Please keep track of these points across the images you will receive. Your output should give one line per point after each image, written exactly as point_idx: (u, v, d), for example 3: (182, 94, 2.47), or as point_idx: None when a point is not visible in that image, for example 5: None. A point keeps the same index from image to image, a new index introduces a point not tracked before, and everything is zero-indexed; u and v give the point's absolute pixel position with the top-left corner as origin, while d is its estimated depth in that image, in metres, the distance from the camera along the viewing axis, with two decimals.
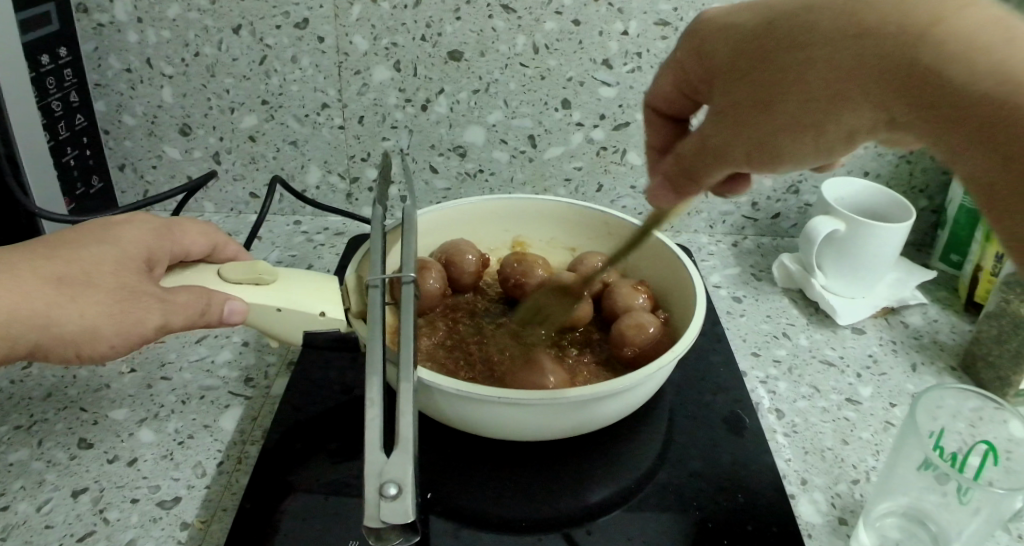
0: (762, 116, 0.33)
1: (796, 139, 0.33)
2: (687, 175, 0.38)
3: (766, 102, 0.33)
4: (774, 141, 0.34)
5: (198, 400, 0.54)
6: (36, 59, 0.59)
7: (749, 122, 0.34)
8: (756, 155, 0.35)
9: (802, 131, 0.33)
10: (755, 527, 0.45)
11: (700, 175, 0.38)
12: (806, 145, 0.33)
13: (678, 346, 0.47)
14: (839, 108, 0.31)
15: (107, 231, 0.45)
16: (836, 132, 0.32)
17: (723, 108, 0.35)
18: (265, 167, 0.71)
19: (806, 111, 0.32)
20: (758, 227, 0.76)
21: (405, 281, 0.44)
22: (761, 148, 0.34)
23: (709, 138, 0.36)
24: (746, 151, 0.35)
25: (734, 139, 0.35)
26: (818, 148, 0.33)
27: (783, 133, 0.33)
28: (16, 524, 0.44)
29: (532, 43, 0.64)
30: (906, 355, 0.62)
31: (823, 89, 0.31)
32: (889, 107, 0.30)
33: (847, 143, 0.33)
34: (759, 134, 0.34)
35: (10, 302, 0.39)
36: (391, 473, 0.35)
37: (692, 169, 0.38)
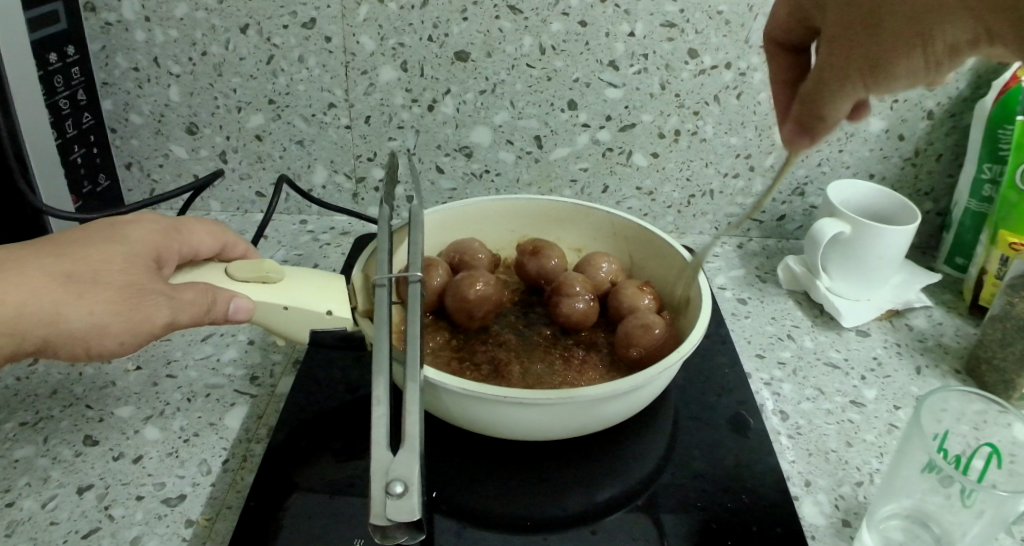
0: (871, 37, 0.32)
1: (907, 55, 0.31)
2: (814, 114, 0.35)
3: (871, 22, 0.32)
4: (887, 58, 0.32)
5: (204, 398, 0.54)
6: (44, 57, 0.59)
7: (859, 39, 0.32)
8: (869, 76, 0.32)
9: (909, 50, 0.31)
10: (759, 529, 0.45)
11: (824, 109, 0.35)
12: (915, 62, 0.31)
13: (683, 346, 0.47)
14: (944, 21, 0.30)
15: (118, 228, 0.45)
16: (944, 45, 0.31)
17: (832, 30, 0.33)
18: (271, 166, 0.72)
19: (913, 25, 0.31)
20: (763, 229, 0.76)
21: (412, 280, 0.45)
22: (875, 67, 0.32)
23: (823, 69, 0.34)
24: (861, 75, 0.33)
25: (846, 59, 0.33)
26: (927, 67, 0.32)
27: (895, 48, 0.31)
28: (22, 521, 0.45)
29: (538, 44, 0.64)
30: (910, 358, 0.62)
31: (929, 1, 0.30)
32: (991, 14, 0.29)
33: (952, 59, 0.31)
34: (869, 56, 0.32)
35: (18, 298, 0.39)
36: (397, 470, 0.35)
37: (813, 102, 0.35)
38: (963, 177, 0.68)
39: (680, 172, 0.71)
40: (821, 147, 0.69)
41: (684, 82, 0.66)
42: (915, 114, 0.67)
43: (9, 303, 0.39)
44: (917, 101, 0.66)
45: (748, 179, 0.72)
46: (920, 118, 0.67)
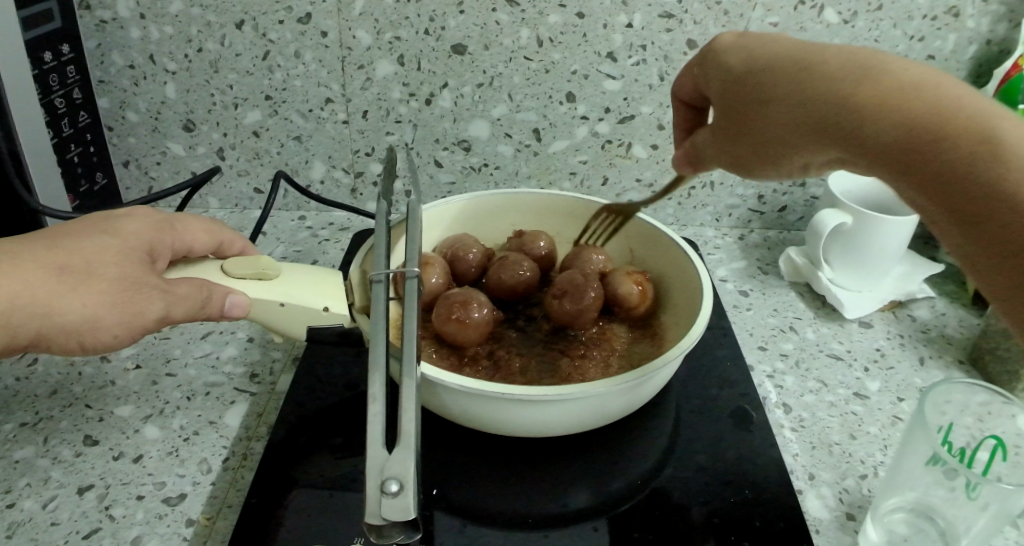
0: (737, 140, 0.41)
1: (764, 166, 0.41)
2: (698, 160, 0.46)
3: (746, 131, 0.41)
4: (746, 163, 0.42)
5: (204, 396, 0.54)
6: (39, 56, 0.58)
7: (736, 141, 0.42)
8: (737, 167, 0.43)
9: (765, 164, 0.41)
10: (762, 523, 0.44)
11: (703, 165, 0.46)
12: (770, 171, 0.41)
13: (686, 340, 0.47)
14: (791, 150, 0.39)
15: (112, 222, 0.45)
16: (796, 163, 0.40)
17: (716, 131, 0.43)
18: (269, 162, 0.71)
19: (766, 149, 0.40)
20: (764, 220, 0.75)
21: (409, 276, 0.44)
22: (740, 165, 0.42)
23: (706, 149, 0.44)
24: (731, 164, 0.43)
25: (723, 153, 0.43)
26: (784, 171, 0.41)
27: (753, 157, 0.41)
28: (22, 522, 0.44)
29: (536, 36, 0.63)
30: (914, 350, 0.61)
31: (777, 137, 0.39)
32: (831, 154, 0.37)
33: (808, 170, 0.40)
34: (736, 153, 0.42)
35: (11, 291, 0.39)
36: (392, 469, 0.34)
37: (701, 157, 0.45)
38: None
39: None
40: None
41: None
42: None
43: (2, 296, 0.39)
44: None
45: None
46: None
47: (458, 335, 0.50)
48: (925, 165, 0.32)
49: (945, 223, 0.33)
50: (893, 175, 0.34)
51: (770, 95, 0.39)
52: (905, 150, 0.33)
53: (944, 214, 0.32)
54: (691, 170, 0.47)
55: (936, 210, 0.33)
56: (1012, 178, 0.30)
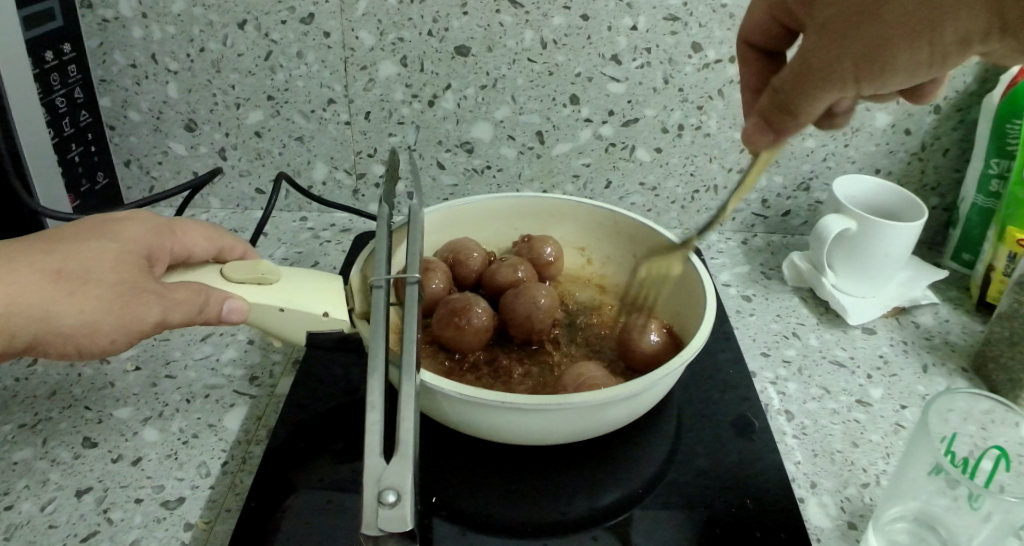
0: (874, 21, 0.32)
1: (908, 47, 0.33)
2: (789, 111, 0.36)
3: (867, 18, 0.33)
4: (891, 42, 0.33)
5: (203, 399, 0.54)
6: (40, 54, 0.58)
7: (856, 31, 0.33)
8: (866, 67, 0.33)
9: (911, 41, 0.32)
10: (763, 533, 0.44)
11: (799, 111, 0.36)
12: (920, 46, 0.32)
13: (687, 350, 0.46)
14: (946, 15, 0.31)
15: (110, 226, 0.45)
16: (951, 38, 0.32)
17: (822, 24, 0.34)
18: (270, 163, 0.71)
19: (913, 20, 0.32)
20: (767, 225, 0.75)
21: (410, 282, 0.44)
22: (874, 56, 0.33)
23: (811, 58, 0.34)
24: (858, 62, 0.33)
25: (839, 47, 0.33)
26: (930, 57, 0.33)
27: (896, 37, 0.32)
28: (21, 524, 0.44)
29: (540, 38, 0.63)
30: (917, 357, 0.61)
31: (922, 4, 0.32)
32: (981, 21, 0.31)
33: (960, 51, 0.33)
34: (874, 38, 0.33)
35: (9, 295, 0.39)
36: (390, 479, 0.34)
37: (791, 95, 0.35)
38: (970, 172, 0.67)
39: (683, 168, 0.70)
40: (827, 142, 0.68)
41: (688, 77, 0.65)
42: (922, 108, 0.66)
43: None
44: None
45: None
46: (927, 112, 0.66)
47: (456, 340, 0.50)
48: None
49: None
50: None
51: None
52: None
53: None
54: (772, 140, 0.37)
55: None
56: None
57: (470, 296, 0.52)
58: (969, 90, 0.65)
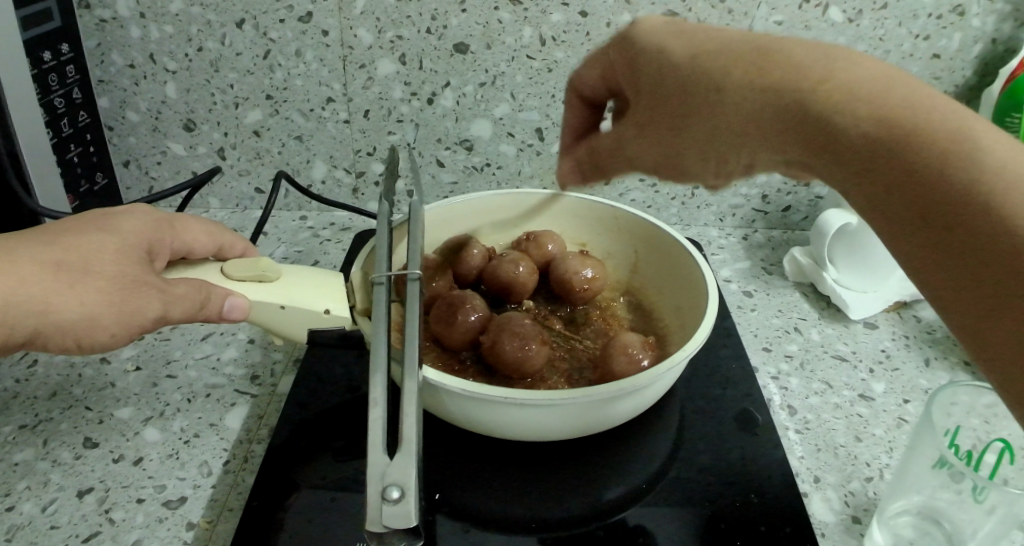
0: (671, 135, 0.40)
1: (699, 164, 0.40)
2: (600, 173, 0.47)
3: (689, 119, 0.39)
4: (682, 164, 0.41)
5: (204, 398, 0.54)
6: (38, 55, 0.58)
7: (672, 132, 0.40)
8: (663, 170, 0.43)
9: (700, 159, 0.40)
10: (768, 528, 0.44)
11: (604, 170, 0.46)
12: (706, 167, 0.41)
13: (691, 345, 0.46)
14: (739, 145, 0.38)
15: (110, 219, 0.44)
16: (738, 162, 0.39)
17: (642, 122, 0.41)
18: (270, 162, 0.71)
19: (711, 145, 0.39)
20: (768, 221, 0.75)
21: (411, 278, 0.44)
22: (668, 162, 0.42)
23: (619, 146, 0.43)
24: (655, 163, 0.42)
25: (660, 144, 0.41)
26: (718, 173, 0.41)
27: (692, 149, 0.40)
28: (22, 525, 0.44)
29: (538, 35, 0.63)
30: (919, 351, 0.61)
31: (726, 132, 0.38)
32: (786, 151, 0.37)
33: (745, 169, 0.40)
34: (668, 152, 0.41)
35: (6, 287, 0.39)
36: (394, 474, 0.34)
37: (607, 160, 0.45)
38: None
39: None
40: None
41: None
42: None
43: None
44: None
45: None
46: None
47: (458, 337, 0.50)
48: (905, 166, 0.32)
49: (900, 229, 0.33)
50: (865, 183, 0.34)
51: (722, 90, 0.37)
52: (887, 143, 0.32)
53: (917, 229, 0.32)
54: (580, 182, 0.49)
55: (934, 239, 0.31)
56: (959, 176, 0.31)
57: (472, 293, 0.52)
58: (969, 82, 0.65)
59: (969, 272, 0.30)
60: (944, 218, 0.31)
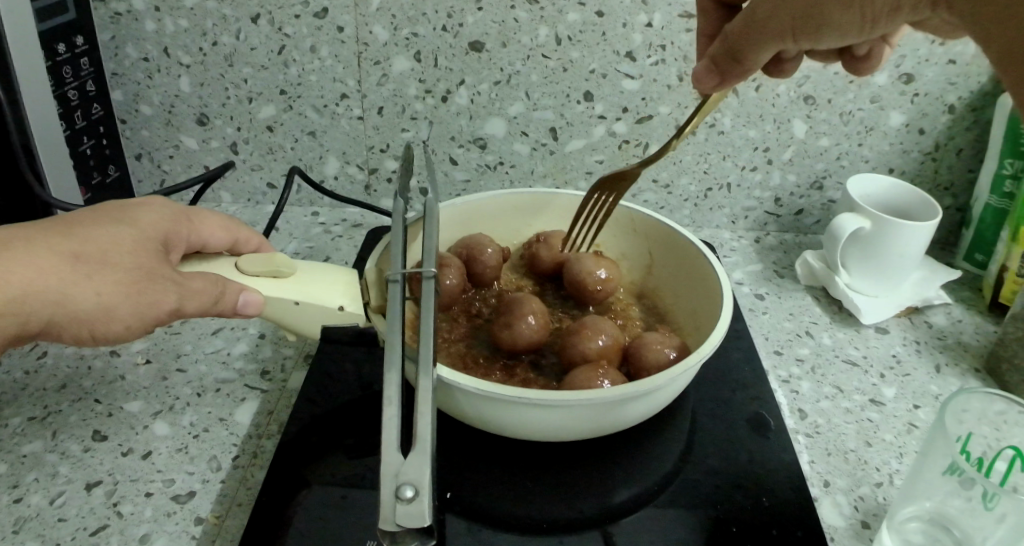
0: None
1: (840, 8, 0.38)
2: (735, 58, 0.45)
3: None
4: (819, 14, 0.39)
5: (214, 393, 0.54)
6: (53, 47, 0.58)
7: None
8: (798, 34, 0.41)
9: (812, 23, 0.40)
10: (779, 532, 0.44)
11: (744, 58, 0.44)
12: (841, 26, 0.40)
13: (705, 347, 0.46)
14: None
15: (126, 211, 0.45)
16: (882, 5, 0.38)
17: None
18: (282, 157, 0.71)
19: None
20: (780, 224, 0.75)
21: (426, 276, 0.44)
22: (807, 20, 0.40)
23: (756, 10, 0.42)
24: (789, 31, 0.41)
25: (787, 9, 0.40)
26: (864, 18, 0.38)
27: (833, 1, 0.38)
28: (30, 517, 0.44)
29: (554, 34, 0.63)
30: (930, 357, 0.61)
31: None
32: None
33: (893, 13, 0.38)
34: (804, 8, 0.39)
35: (23, 276, 0.38)
36: (407, 474, 0.34)
37: (739, 45, 0.44)
38: (984, 173, 0.67)
39: (697, 165, 0.70)
40: (841, 141, 0.68)
41: None
42: (937, 108, 0.66)
43: (13, 281, 0.38)
44: (940, 94, 0.65)
45: (767, 172, 0.71)
46: (942, 111, 0.66)
47: None
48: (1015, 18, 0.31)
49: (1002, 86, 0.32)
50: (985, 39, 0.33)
51: None
52: None
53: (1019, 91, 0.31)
54: (717, 84, 0.47)
55: None
56: None
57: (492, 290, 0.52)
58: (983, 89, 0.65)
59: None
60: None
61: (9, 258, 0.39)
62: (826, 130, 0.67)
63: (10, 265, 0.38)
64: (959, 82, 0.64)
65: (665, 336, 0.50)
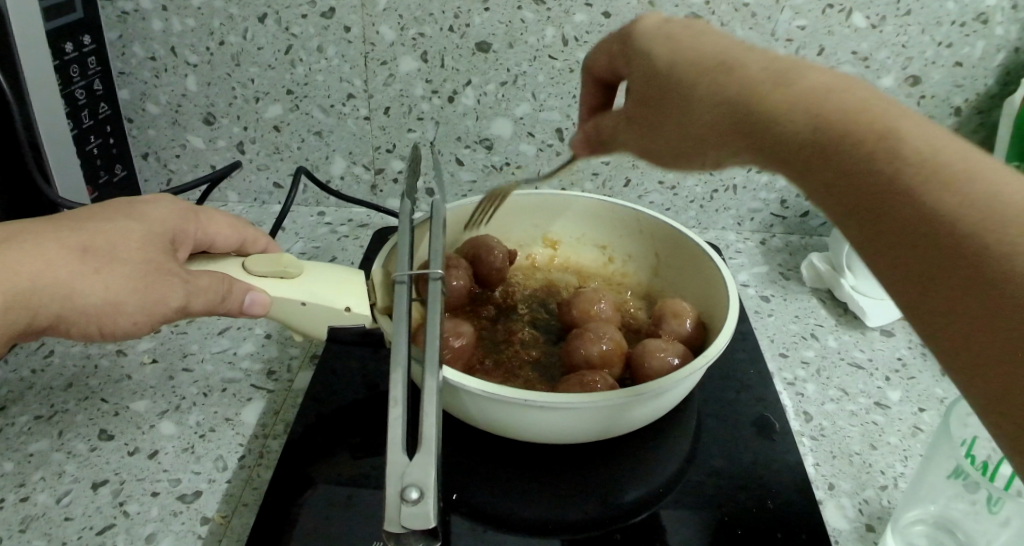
0: (656, 128, 0.38)
1: (677, 158, 0.38)
2: (603, 143, 0.43)
3: (658, 116, 0.38)
4: (658, 154, 0.39)
5: (220, 392, 0.54)
6: (60, 46, 0.58)
7: (645, 129, 0.39)
8: (645, 159, 0.40)
9: (676, 160, 0.38)
10: (784, 535, 0.44)
11: (608, 145, 0.43)
12: (681, 164, 0.38)
13: (710, 350, 0.46)
14: (708, 143, 0.35)
15: (134, 207, 0.45)
16: (707, 158, 0.36)
17: (628, 114, 0.40)
18: (289, 157, 0.71)
19: (681, 140, 0.37)
20: (786, 225, 0.75)
21: (433, 278, 0.44)
22: (648, 156, 0.40)
23: (614, 130, 0.42)
24: (639, 151, 0.41)
25: (645, 140, 0.39)
26: (698, 167, 0.38)
27: (665, 150, 0.38)
28: (36, 516, 0.44)
29: (561, 35, 0.63)
30: (935, 359, 0.61)
31: (694, 129, 0.36)
32: (749, 155, 0.34)
33: (720, 168, 0.37)
34: (647, 142, 0.39)
35: (33, 270, 0.39)
36: (413, 475, 0.34)
37: (605, 138, 0.43)
38: None
39: None
40: None
41: None
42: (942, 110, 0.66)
43: (21, 277, 0.38)
44: (946, 96, 0.65)
45: (772, 174, 0.71)
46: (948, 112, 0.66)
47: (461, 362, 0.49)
48: (846, 168, 0.29)
49: (888, 269, 0.28)
50: (818, 183, 0.31)
51: (694, 85, 0.35)
52: (838, 146, 0.30)
53: (904, 280, 0.28)
54: (588, 154, 0.45)
55: (927, 275, 0.27)
56: (962, 230, 0.26)
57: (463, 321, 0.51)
58: (990, 92, 0.65)
59: (926, 295, 0.27)
60: (875, 222, 0.29)
61: (19, 253, 0.39)
62: None
63: (19, 259, 0.39)
64: (965, 85, 0.65)
65: (669, 341, 0.50)
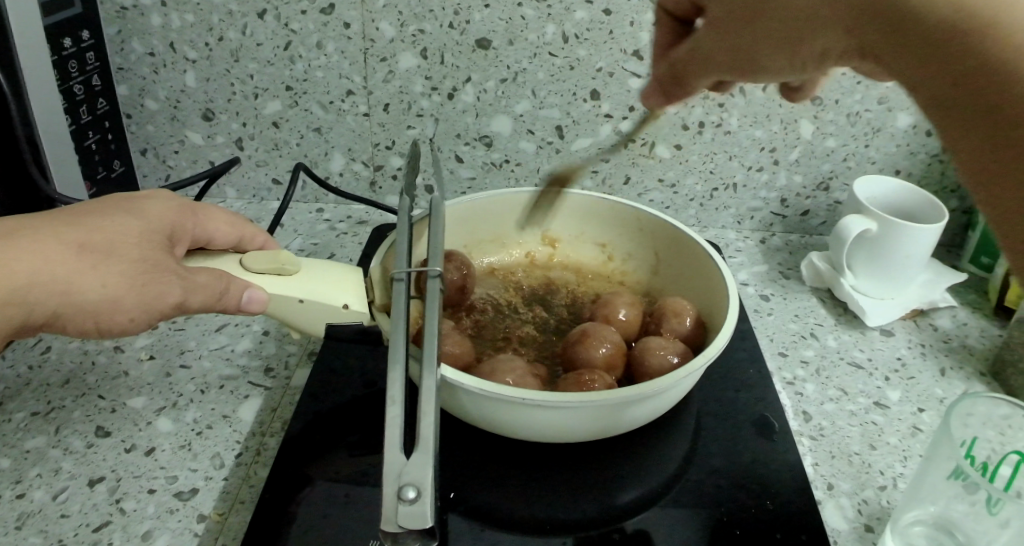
0: (749, 27, 0.37)
1: (771, 57, 0.37)
2: (679, 82, 0.43)
3: (752, 17, 0.36)
4: (750, 54, 0.38)
5: (218, 390, 0.54)
6: (59, 42, 0.58)
7: (732, 32, 0.37)
8: (736, 69, 0.39)
9: (775, 57, 0.37)
10: (783, 536, 0.44)
11: (687, 81, 0.43)
12: (778, 63, 0.37)
13: (711, 349, 0.46)
14: (809, 35, 0.34)
15: (133, 202, 0.45)
16: (810, 50, 0.35)
17: (713, 20, 0.38)
18: (288, 153, 0.71)
19: (780, 32, 0.35)
20: (786, 224, 0.74)
21: (432, 276, 0.44)
22: (741, 62, 0.38)
23: (697, 53, 0.40)
24: (726, 67, 0.39)
25: (732, 46, 0.38)
26: (790, 64, 0.37)
27: (761, 51, 0.37)
28: (33, 512, 0.44)
29: (561, 32, 0.62)
30: (935, 360, 0.60)
31: (798, 13, 0.34)
32: (858, 40, 0.32)
33: (820, 61, 0.36)
34: (737, 45, 0.38)
35: (30, 266, 0.38)
36: (410, 474, 0.34)
37: (682, 72, 0.42)
38: None
39: (703, 165, 0.70)
40: (848, 142, 0.68)
41: None
42: None
43: (20, 271, 0.38)
44: None
45: (773, 172, 0.70)
46: None
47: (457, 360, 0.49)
48: (979, 59, 0.27)
49: (989, 185, 0.28)
50: (933, 81, 0.29)
51: None
52: (955, 39, 0.28)
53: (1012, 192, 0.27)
54: (660, 103, 0.45)
55: None
56: None
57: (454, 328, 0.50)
58: None
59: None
60: (999, 146, 0.27)
61: (17, 249, 0.39)
62: (832, 132, 0.67)
63: (17, 254, 0.38)
64: None
65: (670, 340, 0.50)
